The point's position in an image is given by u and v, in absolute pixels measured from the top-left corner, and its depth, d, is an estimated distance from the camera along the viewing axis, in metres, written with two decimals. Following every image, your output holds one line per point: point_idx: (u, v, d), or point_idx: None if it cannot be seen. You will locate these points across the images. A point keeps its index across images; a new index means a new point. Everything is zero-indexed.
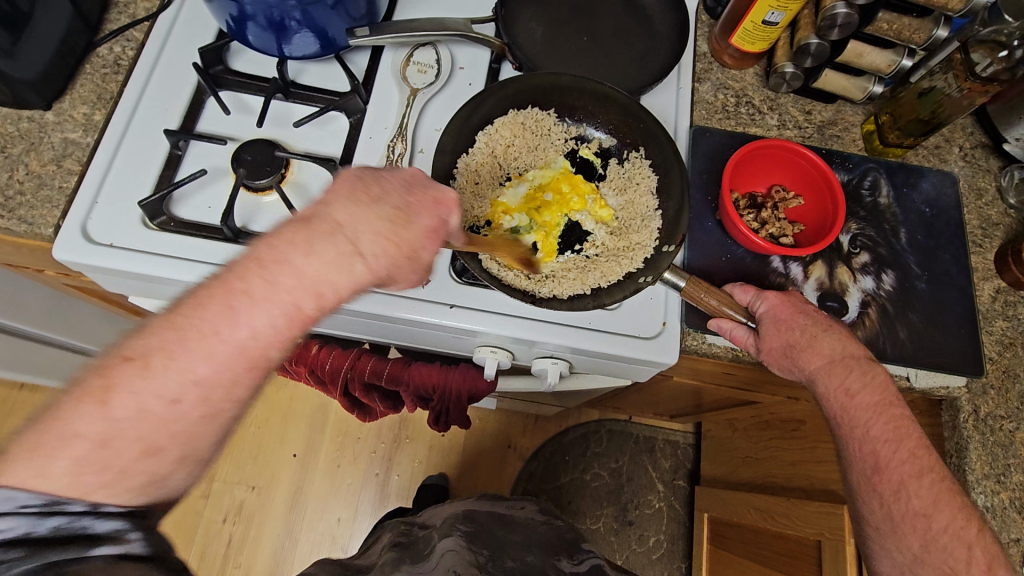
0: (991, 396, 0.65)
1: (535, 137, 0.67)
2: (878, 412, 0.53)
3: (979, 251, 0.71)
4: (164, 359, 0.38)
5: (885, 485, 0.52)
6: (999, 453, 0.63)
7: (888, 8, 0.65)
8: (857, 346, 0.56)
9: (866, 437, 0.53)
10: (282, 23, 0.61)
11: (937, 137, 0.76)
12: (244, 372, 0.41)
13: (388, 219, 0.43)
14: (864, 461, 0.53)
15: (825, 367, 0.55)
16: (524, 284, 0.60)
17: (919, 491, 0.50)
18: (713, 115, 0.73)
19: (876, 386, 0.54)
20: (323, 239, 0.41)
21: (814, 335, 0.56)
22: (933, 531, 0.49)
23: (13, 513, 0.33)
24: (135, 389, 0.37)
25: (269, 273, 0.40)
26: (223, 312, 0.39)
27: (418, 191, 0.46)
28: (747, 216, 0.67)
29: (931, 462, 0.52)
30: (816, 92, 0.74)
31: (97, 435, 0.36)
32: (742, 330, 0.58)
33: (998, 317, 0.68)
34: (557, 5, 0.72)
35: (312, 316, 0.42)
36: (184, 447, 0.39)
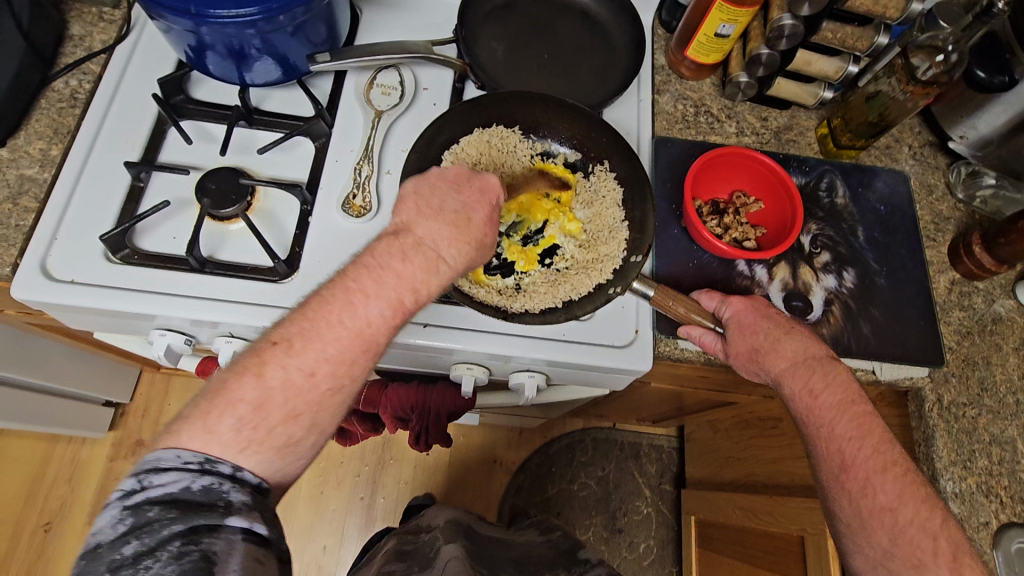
0: (953, 384, 0.67)
1: (500, 154, 0.67)
2: (840, 411, 0.54)
3: (933, 245, 0.74)
4: (302, 341, 0.46)
5: (853, 481, 0.53)
6: (964, 439, 0.65)
7: (832, 19, 0.68)
8: (819, 345, 0.58)
9: (831, 435, 0.54)
10: (242, 51, 0.61)
11: (888, 138, 0.79)
12: (360, 353, 0.48)
13: (448, 222, 0.51)
14: (830, 460, 0.54)
15: (789, 369, 0.57)
16: (496, 300, 0.61)
17: (884, 485, 0.52)
18: (674, 125, 0.75)
19: (838, 385, 0.55)
20: (412, 249, 0.49)
21: (776, 338, 0.57)
22: (899, 524, 0.50)
23: (179, 468, 0.41)
24: (283, 364, 0.45)
25: (374, 275, 0.48)
26: (342, 304, 0.47)
27: (466, 187, 0.54)
28: (710, 222, 0.68)
29: (894, 455, 0.53)
30: (770, 100, 0.77)
31: (254, 400, 0.44)
32: (710, 336, 0.60)
33: (955, 308, 0.71)
34: (516, 24, 0.74)
35: (411, 307, 0.49)
36: (315, 415, 0.46)
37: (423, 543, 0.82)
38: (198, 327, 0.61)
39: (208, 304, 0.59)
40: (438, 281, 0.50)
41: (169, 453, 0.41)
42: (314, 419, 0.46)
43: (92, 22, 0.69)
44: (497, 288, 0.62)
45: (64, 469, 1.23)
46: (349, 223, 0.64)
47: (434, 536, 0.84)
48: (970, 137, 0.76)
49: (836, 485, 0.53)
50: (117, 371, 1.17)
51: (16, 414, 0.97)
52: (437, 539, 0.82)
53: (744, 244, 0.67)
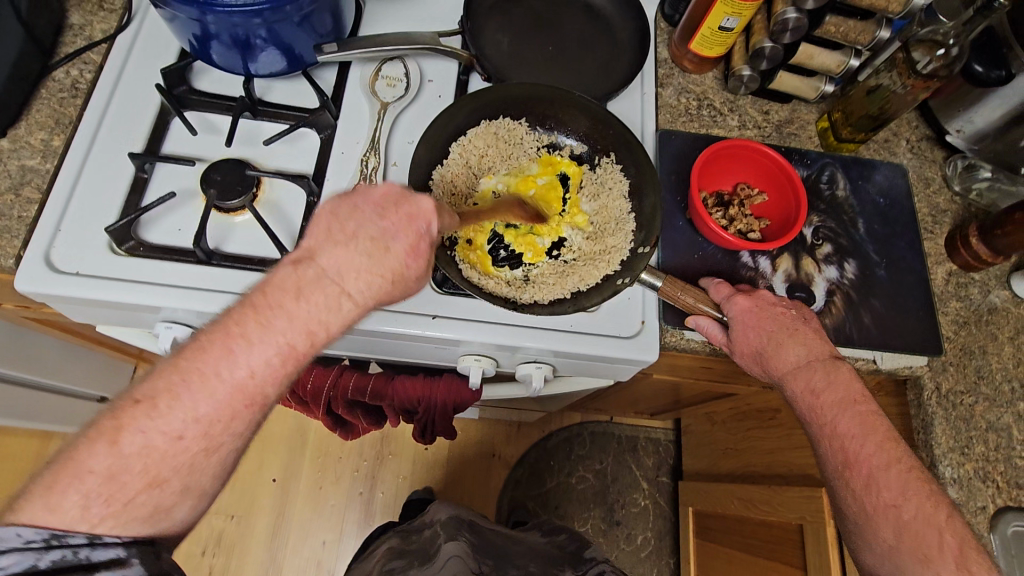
0: (951, 372, 0.68)
1: (507, 146, 0.67)
2: (843, 409, 0.56)
3: (931, 237, 0.76)
4: (168, 401, 0.42)
5: (857, 479, 0.54)
6: (961, 426, 0.66)
7: (835, 12, 0.69)
8: (823, 345, 0.59)
9: (834, 433, 0.56)
10: (248, 41, 0.60)
11: (886, 132, 0.80)
12: (243, 408, 0.44)
13: (346, 258, 0.45)
14: (835, 458, 0.56)
15: (792, 369, 0.58)
16: (505, 291, 0.61)
17: (886, 480, 0.53)
18: (677, 119, 0.76)
19: (841, 384, 0.56)
20: (312, 285, 0.44)
21: (779, 339, 0.58)
22: (904, 519, 0.52)
23: (21, 548, 0.38)
24: (143, 428, 0.41)
25: (265, 317, 0.44)
26: (222, 353, 0.43)
27: (391, 211, 0.47)
28: (716, 214, 0.69)
29: (897, 451, 0.54)
30: (772, 93, 0.78)
31: (107, 470, 0.40)
32: (717, 330, 0.61)
33: (952, 298, 0.73)
34: (520, 16, 0.74)
35: (308, 354, 0.45)
36: (186, 478, 0.43)
37: (422, 542, 0.83)
38: (204, 318, 0.61)
39: (216, 295, 0.59)
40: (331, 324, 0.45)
41: (6, 533, 0.38)
42: (186, 482, 0.43)
43: (92, 11, 0.68)
44: (505, 279, 0.62)
45: None
46: None
47: (435, 535, 0.84)
48: (966, 131, 0.77)
49: (842, 481, 0.55)
50: (111, 367, 1.16)
51: (12, 413, 0.96)
52: (438, 537, 0.82)
53: (749, 236, 0.67)
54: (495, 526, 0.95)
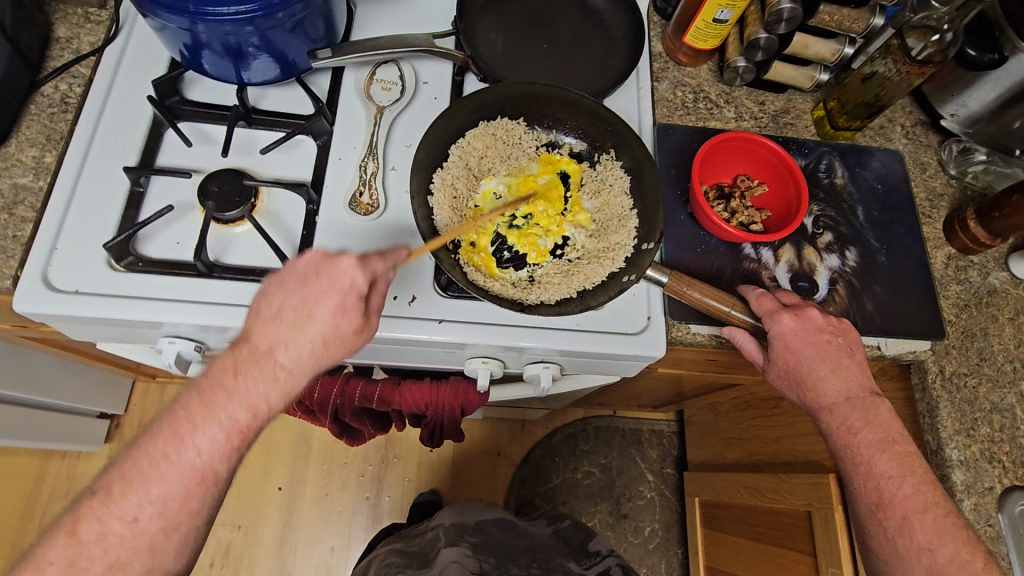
0: (953, 355, 0.69)
1: (506, 147, 0.67)
2: (880, 449, 0.58)
3: (929, 222, 0.76)
4: (121, 488, 0.47)
5: (889, 520, 0.57)
6: (966, 408, 0.67)
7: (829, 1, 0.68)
8: (863, 377, 0.61)
9: (871, 472, 0.58)
10: (240, 49, 0.60)
11: (881, 119, 0.81)
12: (196, 486, 0.48)
13: (275, 331, 0.51)
14: (868, 495, 0.58)
15: (833, 405, 0.60)
16: (511, 293, 0.60)
17: (923, 524, 0.55)
18: (674, 112, 0.76)
19: (879, 425, 0.59)
20: (246, 364, 0.50)
21: (822, 372, 0.60)
22: (938, 563, 0.54)
23: None
24: (99, 516, 0.46)
25: (206, 400, 0.49)
26: (168, 440, 0.48)
27: (312, 280, 0.51)
28: (717, 207, 0.69)
29: (934, 495, 0.57)
30: (767, 83, 0.78)
31: (64, 560, 0.45)
32: (753, 344, 0.62)
33: (952, 281, 0.73)
34: (513, 14, 0.73)
35: (250, 428, 0.50)
36: (146, 559, 0.47)
37: (426, 547, 0.84)
38: (207, 332, 0.60)
39: (219, 308, 0.58)
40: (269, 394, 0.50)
41: None
42: (147, 563, 0.47)
43: (79, 23, 0.67)
44: (511, 281, 0.62)
45: (61, 484, 1.20)
46: (357, 220, 0.63)
47: (437, 539, 0.86)
48: (960, 115, 0.77)
49: (874, 517, 0.58)
50: (109, 383, 1.15)
51: (12, 433, 0.95)
52: (440, 539, 0.83)
53: (751, 228, 0.67)
54: (504, 518, 0.95)
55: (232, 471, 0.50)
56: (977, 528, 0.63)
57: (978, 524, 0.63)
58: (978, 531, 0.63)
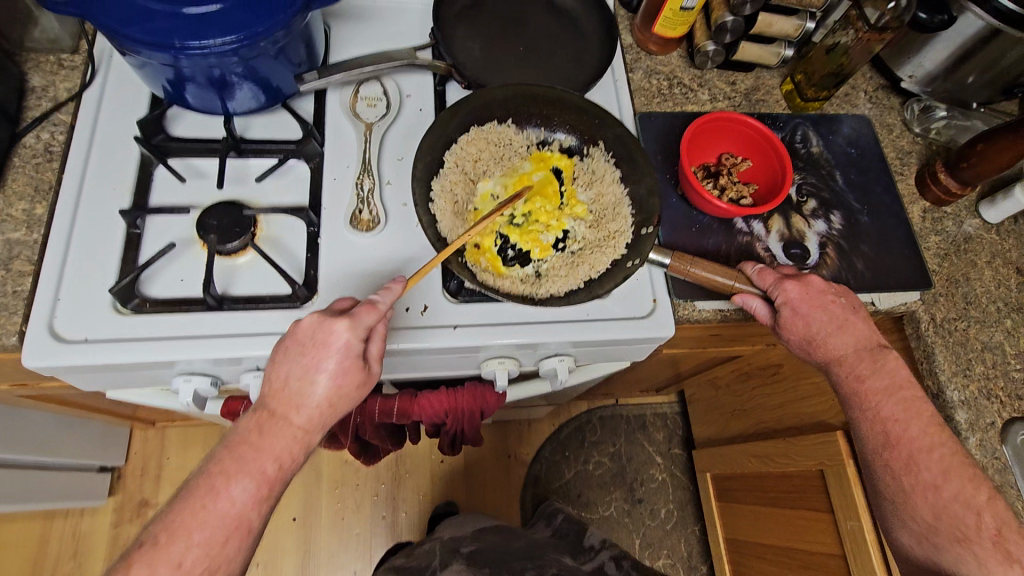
0: (941, 302, 0.73)
1: (499, 149, 0.68)
2: (889, 394, 0.60)
3: (902, 179, 0.80)
4: (167, 536, 0.47)
5: (898, 459, 0.59)
6: (960, 350, 0.70)
7: None
8: (866, 335, 0.62)
9: (879, 416, 0.60)
10: (224, 79, 0.60)
11: (845, 87, 0.85)
12: (233, 535, 0.49)
13: (287, 394, 0.52)
14: (876, 438, 0.61)
15: (841, 357, 0.62)
16: (521, 289, 0.61)
17: (929, 462, 0.58)
18: (652, 100, 0.78)
19: (885, 373, 0.61)
20: (268, 423, 0.52)
21: (829, 330, 0.62)
22: (944, 500, 0.56)
23: None
24: (148, 562, 0.46)
25: (239, 453, 0.50)
26: (207, 492, 0.48)
27: (310, 348, 0.52)
28: (707, 184, 0.70)
29: (939, 438, 0.59)
30: (736, 64, 0.81)
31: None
32: (764, 309, 0.64)
33: (930, 233, 0.77)
34: (486, 21, 0.75)
35: (280, 481, 0.52)
36: None
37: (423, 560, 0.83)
38: (221, 365, 0.60)
39: (234, 340, 0.58)
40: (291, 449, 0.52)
41: None
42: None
43: (53, 71, 0.66)
44: (518, 278, 0.62)
45: (67, 544, 1.16)
46: (360, 237, 0.63)
47: (433, 553, 0.86)
48: (917, 75, 0.82)
49: (882, 457, 0.60)
50: (109, 434, 1.12)
51: (14, 496, 0.92)
52: (436, 556, 0.83)
53: (743, 201, 0.69)
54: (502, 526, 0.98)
55: (264, 520, 0.51)
56: (986, 462, 0.66)
57: (986, 458, 0.66)
58: (987, 464, 0.66)
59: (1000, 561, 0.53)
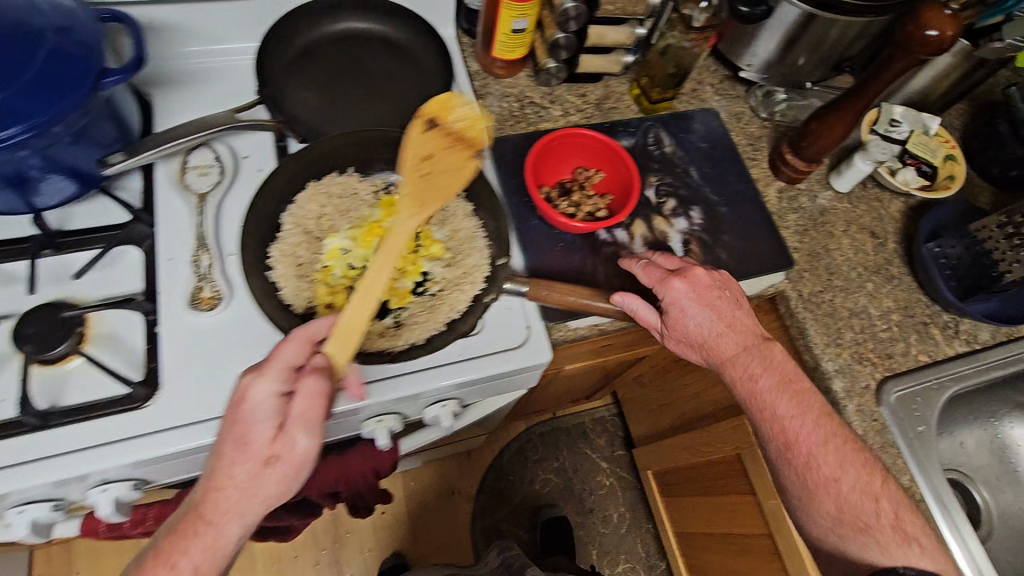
0: (806, 278, 0.75)
1: (343, 200, 0.64)
2: (781, 393, 0.61)
3: (756, 163, 0.83)
4: None
5: (799, 459, 0.61)
6: (830, 321, 0.73)
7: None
8: (750, 334, 0.63)
9: (776, 416, 0.61)
10: (17, 176, 0.54)
11: (692, 83, 0.88)
12: None
13: (235, 433, 0.47)
14: (777, 439, 0.62)
15: (734, 358, 0.63)
16: (379, 344, 0.59)
17: (826, 457, 0.60)
18: (504, 124, 0.78)
19: (775, 368, 0.62)
20: (194, 528, 0.47)
21: (717, 327, 0.63)
22: (843, 492, 0.59)
23: None
24: None
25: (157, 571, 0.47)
26: None
27: (239, 416, 0.47)
28: (562, 203, 0.72)
29: (832, 429, 0.61)
30: (582, 77, 0.82)
31: None
32: (649, 312, 0.63)
33: (789, 212, 0.80)
34: (319, 69, 0.73)
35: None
36: None
37: None
38: (62, 487, 0.54)
39: (67, 457, 0.52)
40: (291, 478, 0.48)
41: None
42: None
43: None
44: (381, 332, 0.59)
45: None
46: (205, 318, 0.59)
47: None
48: (754, 64, 0.85)
49: (787, 461, 0.61)
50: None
51: None
52: None
53: (599, 214, 0.70)
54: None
55: None
56: (866, 425, 0.68)
57: (865, 422, 0.68)
58: (868, 428, 0.68)
59: (893, 539, 0.59)
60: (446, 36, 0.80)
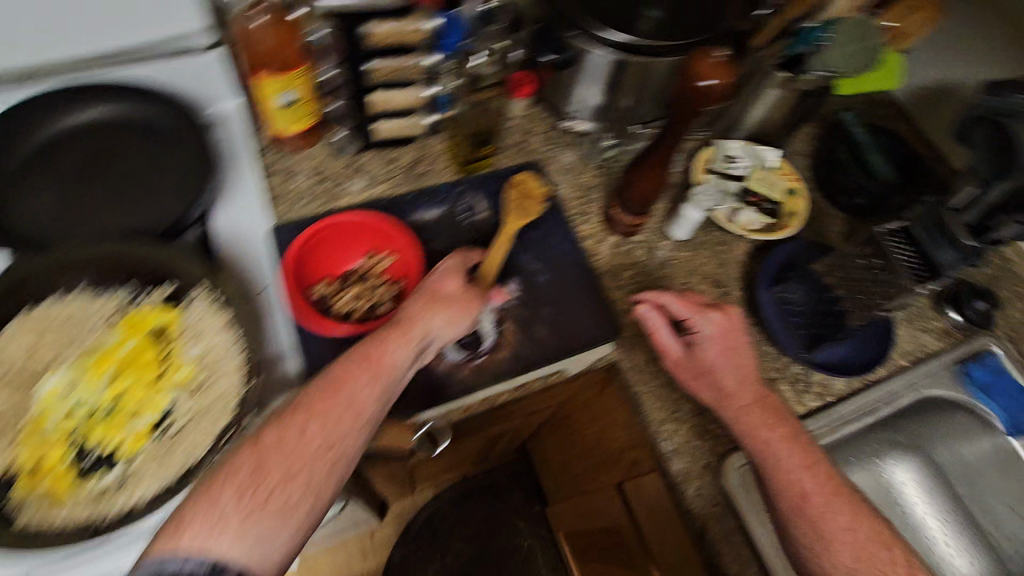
0: (642, 345, 0.68)
1: (71, 326, 0.55)
2: (790, 444, 0.57)
3: (589, 217, 0.76)
4: None
5: (813, 508, 0.55)
6: (667, 393, 0.66)
7: (374, 58, 0.61)
8: (756, 384, 0.61)
9: (781, 466, 0.57)
10: None
11: (519, 132, 0.81)
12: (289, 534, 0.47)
13: (362, 352, 0.54)
14: (789, 488, 0.56)
15: (744, 407, 0.59)
16: (93, 509, 0.49)
17: (841, 507, 0.55)
18: (293, 207, 0.70)
19: (782, 419, 0.59)
20: (331, 417, 0.50)
21: (729, 368, 0.61)
22: (860, 540, 0.54)
23: None
24: None
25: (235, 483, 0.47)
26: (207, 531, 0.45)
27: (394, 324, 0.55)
28: (337, 301, 0.60)
29: (837, 479, 0.57)
30: (387, 141, 0.74)
31: None
32: (671, 339, 0.63)
33: (623, 269, 0.73)
34: (56, 167, 0.63)
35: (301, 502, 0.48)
36: None
37: None
38: None
39: None
40: (306, 521, 0.49)
41: None
42: None
43: None
44: (93, 493, 0.50)
45: None
46: None
47: None
48: (584, 109, 0.78)
49: (800, 517, 0.54)
50: None
51: None
52: None
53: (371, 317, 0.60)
54: None
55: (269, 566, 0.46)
56: (704, 511, 0.62)
57: (705, 507, 0.62)
58: (707, 514, 0.62)
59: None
60: (222, 108, 0.72)
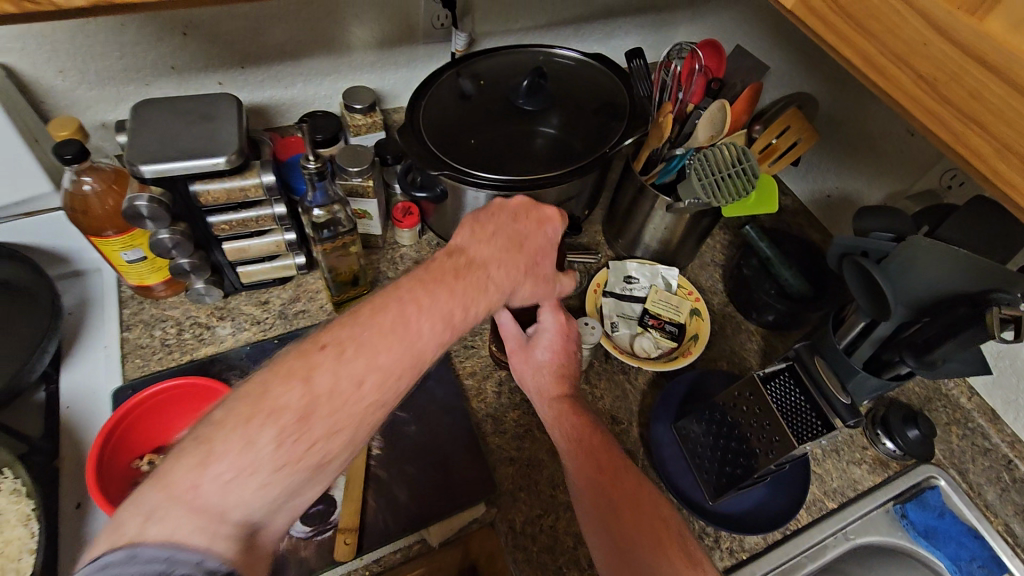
0: (522, 500, 0.62)
1: None
2: (587, 427, 0.56)
3: (475, 351, 0.72)
4: None
5: (608, 478, 0.52)
6: (547, 560, 0.58)
7: (214, 215, 0.60)
8: (570, 383, 0.59)
9: (579, 448, 0.54)
10: None
11: (408, 261, 0.78)
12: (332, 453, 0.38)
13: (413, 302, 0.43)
14: (585, 465, 0.53)
15: (557, 405, 0.57)
16: None
17: (627, 479, 0.52)
18: (150, 359, 0.66)
19: (581, 413, 0.57)
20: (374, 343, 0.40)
21: (556, 364, 0.59)
22: (642, 507, 0.50)
23: None
24: None
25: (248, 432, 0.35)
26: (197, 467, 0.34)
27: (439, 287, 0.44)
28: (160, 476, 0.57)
29: (617, 461, 0.53)
30: (259, 283, 0.72)
31: None
32: (516, 330, 0.60)
33: (509, 409, 0.67)
34: None
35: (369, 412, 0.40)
36: None
37: None
38: None
39: None
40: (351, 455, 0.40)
41: None
42: None
43: None
44: None
45: None
46: None
47: None
48: None
49: (592, 488, 0.52)
50: None
51: None
52: None
53: None
54: None
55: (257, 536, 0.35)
56: None
57: None
58: None
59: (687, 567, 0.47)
60: (89, 261, 0.71)
